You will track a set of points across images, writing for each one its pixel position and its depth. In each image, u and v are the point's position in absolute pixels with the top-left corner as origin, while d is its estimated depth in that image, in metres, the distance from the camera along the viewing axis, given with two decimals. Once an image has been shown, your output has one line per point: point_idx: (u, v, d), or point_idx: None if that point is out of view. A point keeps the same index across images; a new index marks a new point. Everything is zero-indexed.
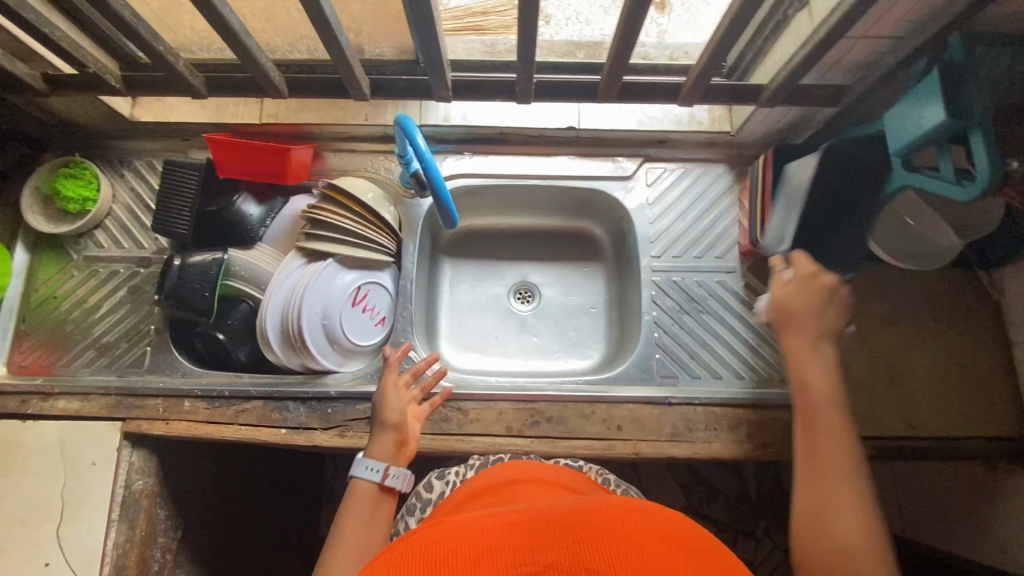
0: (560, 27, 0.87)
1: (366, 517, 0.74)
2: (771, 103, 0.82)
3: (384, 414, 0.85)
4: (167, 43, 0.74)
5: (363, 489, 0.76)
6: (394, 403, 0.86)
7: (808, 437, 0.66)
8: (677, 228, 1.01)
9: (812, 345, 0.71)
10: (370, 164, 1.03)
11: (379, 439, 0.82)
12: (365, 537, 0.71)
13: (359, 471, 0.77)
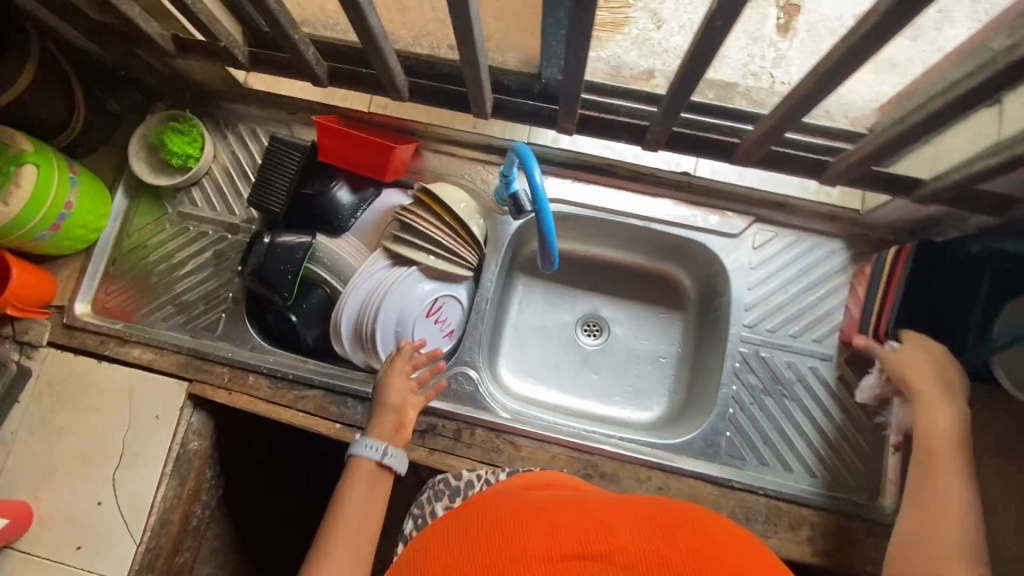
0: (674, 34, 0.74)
1: (365, 495, 0.72)
2: (927, 200, 0.73)
3: (384, 400, 0.83)
4: (300, 29, 0.73)
5: (365, 467, 0.75)
6: (394, 391, 0.84)
7: (925, 471, 0.68)
8: (777, 300, 0.95)
9: (938, 394, 0.73)
10: (467, 171, 1.00)
11: (379, 422, 0.81)
12: (364, 517, 0.70)
13: (358, 450, 0.76)
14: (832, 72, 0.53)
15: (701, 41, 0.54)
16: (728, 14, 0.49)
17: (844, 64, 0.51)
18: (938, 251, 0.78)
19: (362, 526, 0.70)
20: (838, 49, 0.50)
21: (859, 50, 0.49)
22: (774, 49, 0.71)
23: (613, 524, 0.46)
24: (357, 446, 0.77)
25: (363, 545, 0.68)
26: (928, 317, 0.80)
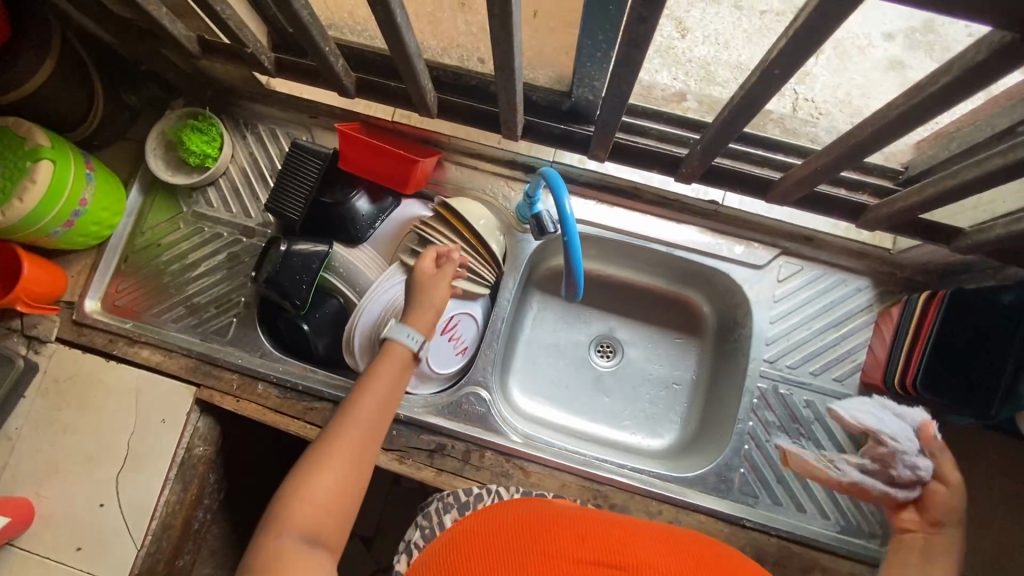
0: (697, 43, 0.95)
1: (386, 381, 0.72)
2: (967, 252, 0.71)
3: (426, 296, 0.79)
4: (332, 41, 0.71)
5: (399, 352, 0.74)
6: (436, 289, 0.80)
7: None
8: (798, 336, 0.93)
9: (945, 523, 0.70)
10: (489, 187, 0.98)
11: (420, 313, 0.78)
12: (382, 403, 0.70)
13: (397, 333, 0.74)
14: (891, 126, 0.51)
15: (756, 85, 0.52)
16: (790, 62, 0.47)
17: (905, 119, 0.49)
18: (969, 300, 0.76)
19: (379, 411, 0.69)
20: (901, 104, 0.48)
21: (924, 108, 0.47)
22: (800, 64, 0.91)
23: (616, 542, 0.57)
24: (397, 330, 0.74)
25: (377, 428, 0.68)
26: (961, 367, 0.78)
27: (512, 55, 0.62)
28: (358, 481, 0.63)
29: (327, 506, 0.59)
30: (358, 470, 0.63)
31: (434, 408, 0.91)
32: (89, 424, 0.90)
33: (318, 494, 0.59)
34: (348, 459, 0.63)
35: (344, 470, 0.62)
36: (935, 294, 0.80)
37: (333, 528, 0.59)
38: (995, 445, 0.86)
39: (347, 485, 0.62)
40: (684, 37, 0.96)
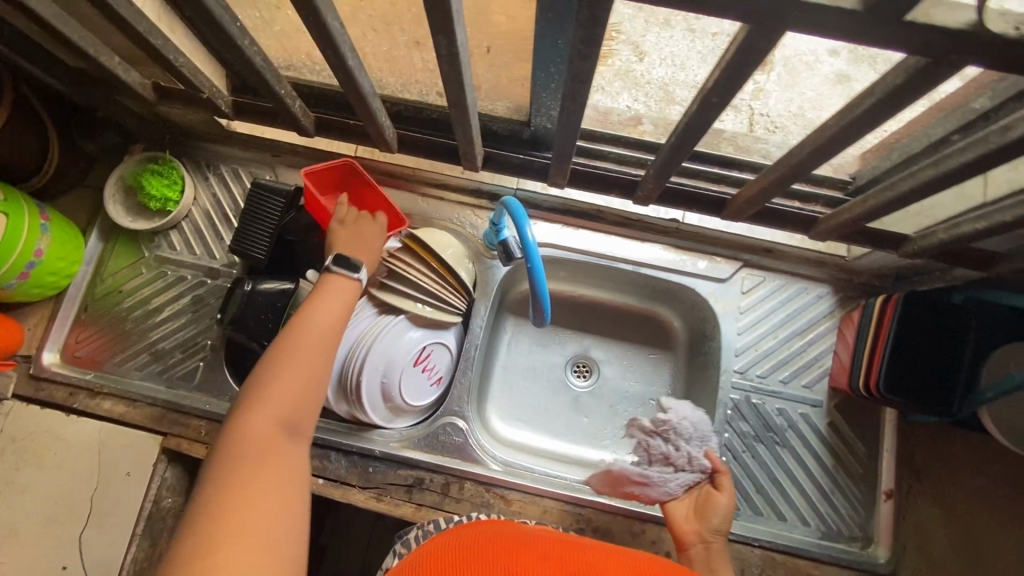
0: (655, 65, 0.91)
1: (336, 302, 0.72)
2: (915, 256, 0.74)
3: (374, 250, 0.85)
4: (288, 84, 0.72)
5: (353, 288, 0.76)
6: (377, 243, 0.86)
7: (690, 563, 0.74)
8: (766, 345, 0.95)
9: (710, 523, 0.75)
10: (456, 216, 0.99)
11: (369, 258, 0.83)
12: (340, 311, 0.72)
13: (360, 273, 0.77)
14: (827, 144, 0.53)
15: (697, 112, 0.55)
16: (725, 90, 0.49)
17: (839, 137, 0.52)
18: (920, 303, 0.79)
19: (337, 319, 0.70)
20: (834, 124, 0.51)
21: (854, 126, 0.49)
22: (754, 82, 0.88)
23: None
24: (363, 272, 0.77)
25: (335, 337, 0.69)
26: (922, 369, 0.79)
27: (465, 90, 0.64)
28: (317, 386, 0.64)
29: (292, 394, 0.61)
30: (320, 375, 0.64)
31: (410, 441, 0.89)
32: (47, 483, 0.86)
33: (282, 392, 0.61)
34: (315, 355, 0.65)
35: (302, 377, 0.63)
36: (889, 298, 0.83)
37: (299, 425, 0.61)
38: (960, 439, 0.89)
39: (311, 381, 0.64)
40: (641, 59, 0.91)
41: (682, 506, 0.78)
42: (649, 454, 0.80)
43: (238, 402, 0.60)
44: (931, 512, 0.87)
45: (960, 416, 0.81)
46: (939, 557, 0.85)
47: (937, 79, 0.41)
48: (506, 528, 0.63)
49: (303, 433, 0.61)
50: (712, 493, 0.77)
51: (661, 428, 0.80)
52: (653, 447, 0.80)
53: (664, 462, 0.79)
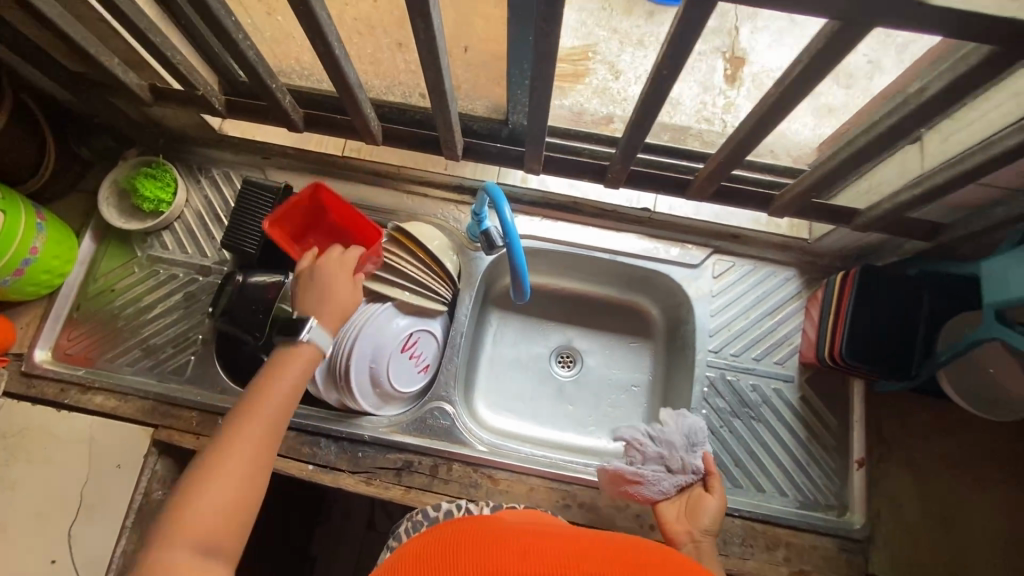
0: (629, 83, 0.89)
1: (288, 382, 0.68)
2: (866, 228, 0.79)
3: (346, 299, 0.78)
4: (279, 79, 0.77)
5: (310, 357, 0.71)
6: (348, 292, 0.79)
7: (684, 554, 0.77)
8: (738, 325, 0.99)
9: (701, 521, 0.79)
10: (440, 212, 1.03)
11: (334, 314, 0.76)
12: (289, 395, 0.68)
13: (314, 337, 0.72)
14: (770, 111, 0.59)
15: (654, 86, 0.60)
16: (675, 60, 0.55)
17: (781, 103, 0.57)
18: (875, 276, 0.85)
19: (284, 405, 0.66)
20: (774, 90, 0.57)
21: (792, 89, 0.55)
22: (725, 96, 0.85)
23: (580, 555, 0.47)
24: (315, 334, 0.72)
25: (280, 430, 0.66)
26: (882, 338, 0.84)
27: (443, 76, 0.69)
28: (253, 493, 0.60)
29: (222, 510, 0.57)
30: (257, 483, 0.60)
31: (399, 426, 0.92)
32: (36, 477, 0.87)
33: (212, 508, 0.56)
34: (254, 456, 0.61)
35: (234, 484, 0.58)
36: (846, 273, 0.89)
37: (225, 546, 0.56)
38: (926, 408, 0.93)
39: (248, 489, 0.59)
40: (617, 77, 0.89)
41: (673, 508, 0.81)
42: (640, 456, 0.84)
43: (161, 518, 0.56)
44: (903, 479, 0.91)
45: (917, 382, 0.85)
46: (910, 521, 0.88)
47: (852, 38, 0.47)
48: (485, 524, 0.54)
49: (231, 553, 0.57)
50: (702, 496, 0.80)
51: (654, 432, 0.85)
52: (645, 450, 0.84)
53: (657, 463, 0.83)
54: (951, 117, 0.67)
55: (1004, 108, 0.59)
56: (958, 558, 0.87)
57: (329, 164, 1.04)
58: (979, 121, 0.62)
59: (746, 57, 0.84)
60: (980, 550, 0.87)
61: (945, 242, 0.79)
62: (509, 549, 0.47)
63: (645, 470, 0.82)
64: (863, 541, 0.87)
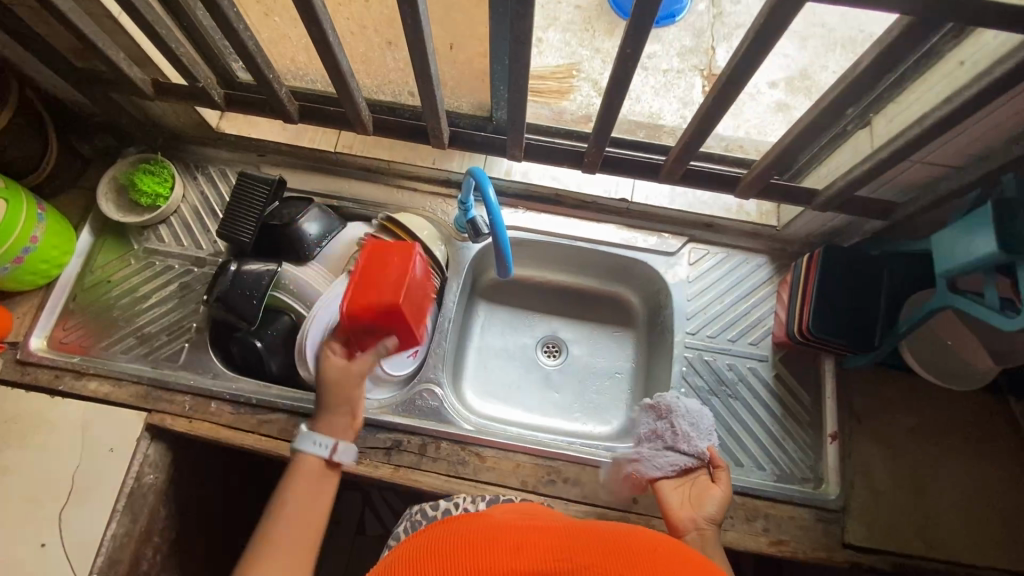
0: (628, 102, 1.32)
1: (304, 490, 0.71)
2: (825, 208, 0.85)
3: (331, 390, 0.79)
4: (275, 72, 0.83)
5: (309, 464, 0.74)
6: (333, 385, 0.79)
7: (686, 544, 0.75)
8: (714, 308, 1.03)
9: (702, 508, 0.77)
10: (428, 205, 1.08)
11: (325, 419, 0.78)
12: (306, 502, 0.70)
13: (300, 443, 0.74)
14: (724, 90, 0.65)
15: (620, 70, 0.66)
16: (635, 41, 0.60)
17: (732, 81, 0.63)
18: (837, 255, 0.91)
19: (305, 515, 0.69)
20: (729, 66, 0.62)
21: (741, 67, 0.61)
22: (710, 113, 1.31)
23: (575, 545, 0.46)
24: (303, 438, 0.75)
25: (308, 541, 0.68)
26: (845, 313, 0.89)
27: (429, 67, 0.75)
28: None
29: None
30: None
31: (389, 407, 0.94)
32: (28, 461, 0.88)
33: None
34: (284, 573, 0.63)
35: None
36: (811, 254, 0.94)
37: None
38: (893, 383, 0.98)
39: None
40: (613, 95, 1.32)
41: (677, 492, 0.81)
42: (649, 436, 0.88)
43: None
44: (874, 451, 0.95)
45: (876, 359, 0.91)
46: (882, 490, 0.93)
47: (787, 16, 0.53)
48: (479, 519, 0.52)
49: None
50: (709, 485, 0.80)
51: (665, 415, 0.88)
52: (653, 431, 0.88)
53: (662, 443, 0.85)
54: (894, 102, 0.73)
55: (936, 86, 0.65)
56: (928, 524, 0.91)
57: (322, 160, 1.08)
58: (916, 102, 0.68)
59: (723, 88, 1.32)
60: (947, 513, 0.91)
61: (898, 221, 0.85)
62: (501, 544, 0.46)
63: (648, 449, 0.85)
64: (839, 511, 0.91)
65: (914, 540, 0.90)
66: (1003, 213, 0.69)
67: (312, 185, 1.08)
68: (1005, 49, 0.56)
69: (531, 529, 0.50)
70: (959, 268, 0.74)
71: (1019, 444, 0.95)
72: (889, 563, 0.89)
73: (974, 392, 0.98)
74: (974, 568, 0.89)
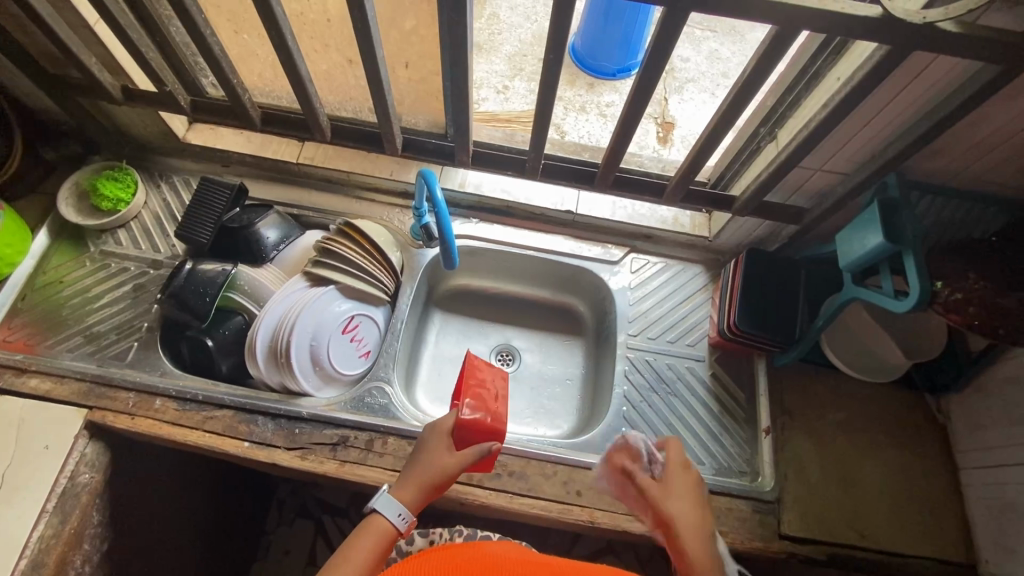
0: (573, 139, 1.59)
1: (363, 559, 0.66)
2: (742, 212, 0.95)
3: (419, 466, 0.74)
4: (241, 80, 0.90)
5: (378, 528, 0.69)
6: (427, 465, 0.73)
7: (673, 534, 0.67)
8: (654, 312, 1.10)
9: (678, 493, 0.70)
10: (386, 215, 1.13)
11: (411, 484, 0.72)
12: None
13: (380, 506, 0.70)
14: (641, 89, 0.75)
15: (549, 74, 0.75)
16: (558, 45, 0.69)
17: (646, 81, 0.73)
18: (758, 258, 0.99)
19: None
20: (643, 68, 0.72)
21: (651, 66, 0.71)
22: (661, 151, 1.53)
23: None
24: (382, 502, 0.70)
25: None
26: (766, 310, 0.97)
27: (381, 76, 0.82)
28: None
29: None
30: None
31: (336, 404, 0.96)
32: None
33: None
34: None
35: None
36: (739, 258, 1.02)
37: None
38: (821, 381, 1.05)
39: None
40: (564, 135, 1.59)
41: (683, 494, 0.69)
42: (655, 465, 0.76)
43: None
44: (806, 445, 0.99)
45: (800, 356, 0.98)
46: (814, 482, 0.96)
47: (678, 18, 0.63)
48: (473, 549, 0.56)
49: None
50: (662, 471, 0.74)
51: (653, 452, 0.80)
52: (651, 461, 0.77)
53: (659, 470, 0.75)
54: (794, 116, 0.83)
55: (819, 97, 0.76)
56: (860, 515, 0.94)
57: (285, 171, 1.13)
58: (808, 113, 0.79)
59: (671, 123, 1.59)
60: (877, 505, 0.95)
61: (809, 224, 0.94)
62: None
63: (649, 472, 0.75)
64: (774, 502, 0.94)
65: (846, 530, 0.93)
66: (886, 209, 0.79)
67: (273, 195, 1.13)
68: (864, 58, 0.67)
69: (519, 564, 0.54)
70: (856, 260, 0.83)
71: (941, 439, 1.01)
72: (823, 554, 0.91)
73: (896, 390, 1.04)
74: (905, 557, 0.92)
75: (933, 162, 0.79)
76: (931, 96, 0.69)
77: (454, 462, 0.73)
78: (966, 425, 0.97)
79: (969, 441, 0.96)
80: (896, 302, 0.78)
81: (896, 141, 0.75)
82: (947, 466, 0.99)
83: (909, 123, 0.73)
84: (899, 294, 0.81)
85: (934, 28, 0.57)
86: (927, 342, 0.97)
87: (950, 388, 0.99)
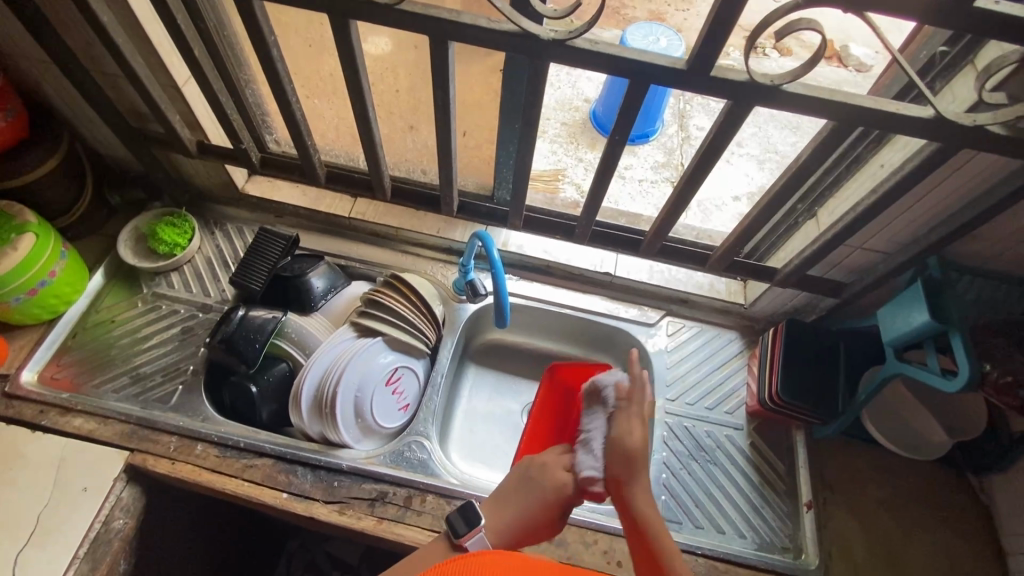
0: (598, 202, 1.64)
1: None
2: (784, 284, 0.97)
3: (512, 503, 0.71)
4: (312, 140, 0.95)
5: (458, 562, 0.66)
6: (525, 497, 0.71)
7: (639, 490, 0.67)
8: (691, 377, 1.11)
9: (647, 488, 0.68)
10: (430, 269, 1.16)
11: (500, 516, 0.70)
12: None
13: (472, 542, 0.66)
14: (696, 168, 0.78)
15: (611, 148, 0.79)
16: (623, 128, 0.75)
17: (703, 161, 0.77)
18: (798, 330, 1.01)
19: None
20: (699, 150, 0.76)
21: (706, 152, 0.76)
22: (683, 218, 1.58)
23: None
24: (474, 542, 0.66)
25: None
26: (807, 382, 0.98)
27: (449, 149, 0.87)
28: None
29: None
30: None
31: (376, 457, 0.95)
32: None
33: None
34: None
35: None
36: (778, 328, 1.04)
37: None
38: (859, 456, 1.04)
39: None
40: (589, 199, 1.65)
41: (638, 426, 0.70)
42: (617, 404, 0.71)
43: None
44: (847, 522, 0.98)
45: (841, 428, 0.98)
46: (858, 563, 0.94)
47: (740, 113, 0.68)
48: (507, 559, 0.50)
49: None
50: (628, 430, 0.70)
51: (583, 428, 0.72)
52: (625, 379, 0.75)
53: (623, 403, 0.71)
54: (834, 197, 0.87)
55: (862, 184, 0.80)
56: None
57: (335, 224, 1.18)
58: (851, 196, 0.83)
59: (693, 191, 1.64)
60: None
61: (849, 298, 0.96)
62: None
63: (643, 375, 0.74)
64: None
65: None
66: (930, 290, 0.82)
67: (322, 246, 1.16)
68: (910, 151, 0.71)
69: None
70: (899, 337, 0.84)
71: (985, 520, 0.99)
72: None
73: (935, 467, 1.03)
74: None
75: (973, 248, 0.82)
76: (974, 187, 0.73)
77: (598, 451, 0.69)
78: (1011, 508, 0.95)
79: (1016, 524, 0.94)
80: (945, 382, 0.79)
81: (938, 227, 0.79)
82: (994, 550, 0.96)
83: (952, 211, 0.77)
84: (946, 373, 0.82)
85: (983, 130, 0.61)
86: (971, 420, 0.97)
87: (994, 468, 0.98)
